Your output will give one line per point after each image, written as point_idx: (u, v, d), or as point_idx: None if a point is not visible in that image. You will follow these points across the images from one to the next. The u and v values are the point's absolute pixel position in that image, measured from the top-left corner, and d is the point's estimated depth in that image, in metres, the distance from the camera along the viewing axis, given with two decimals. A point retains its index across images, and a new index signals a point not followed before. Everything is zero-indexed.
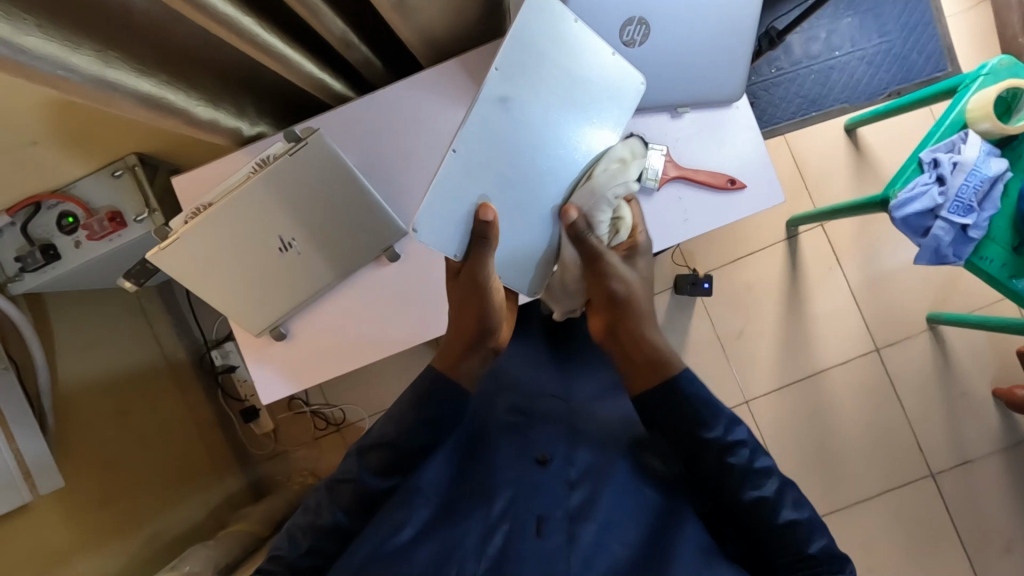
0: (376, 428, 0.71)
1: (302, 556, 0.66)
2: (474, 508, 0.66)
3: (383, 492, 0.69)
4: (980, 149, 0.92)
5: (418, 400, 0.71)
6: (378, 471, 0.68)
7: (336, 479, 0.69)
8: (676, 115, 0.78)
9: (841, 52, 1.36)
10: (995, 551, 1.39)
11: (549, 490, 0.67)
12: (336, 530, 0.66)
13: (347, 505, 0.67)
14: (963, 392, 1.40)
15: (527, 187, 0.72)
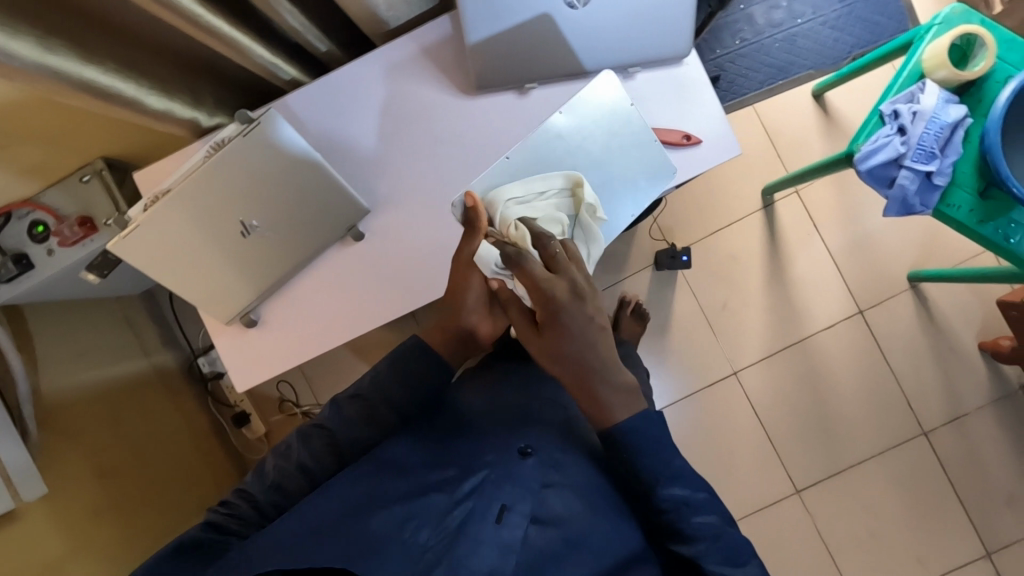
0: (357, 382, 0.81)
1: (265, 491, 0.73)
2: (443, 484, 0.71)
3: (352, 442, 0.78)
4: (939, 97, 0.93)
5: (398, 360, 0.80)
6: (350, 420, 0.78)
7: (313, 427, 0.78)
8: (628, 76, 0.75)
9: (803, 19, 1.38)
10: (994, 505, 1.40)
11: (520, 480, 0.72)
12: (303, 470, 0.75)
13: (318, 452, 0.76)
14: (951, 348, 1.40)
15: None
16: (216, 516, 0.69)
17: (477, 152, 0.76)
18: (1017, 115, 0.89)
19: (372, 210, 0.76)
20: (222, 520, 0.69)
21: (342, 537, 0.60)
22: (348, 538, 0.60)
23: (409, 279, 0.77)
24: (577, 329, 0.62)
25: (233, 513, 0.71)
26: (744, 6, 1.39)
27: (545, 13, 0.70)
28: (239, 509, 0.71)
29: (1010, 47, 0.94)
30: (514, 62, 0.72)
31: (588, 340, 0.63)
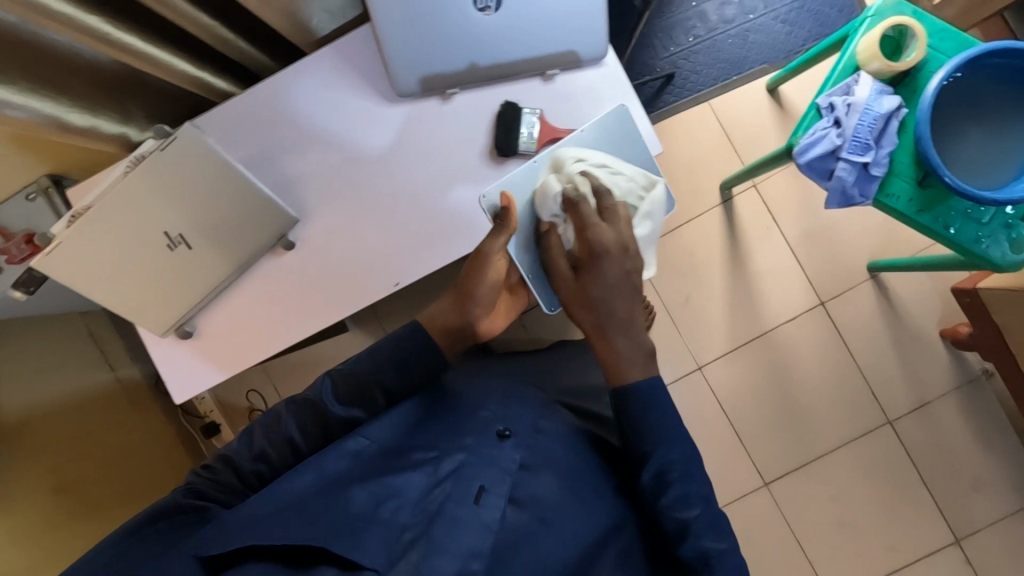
0: (353, 359, 0.81)
1: (249, 460, 0.76)
2: (422, 465, 0.72)
3: (339, 420, 0.78)
4: (872, 88, 0.94)
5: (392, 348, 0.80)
6: (342, 400, 0.79)
7: (305, 399, 0.79)
8: (548, 79, 0.75)
9: (755, 14, 1.39)
10: (962, 491, 1.40)
11: (497, 462, 0.72)
12: (290, 444, 0.77)
13: (304, 424, 0.78)
14: (912, 336, 1.41)
15: None
16: (199, 483, 0.73)
17: (408, 160, 0.76)
18: (946, 104, 0.90)
19: (302, 220, 0.77)
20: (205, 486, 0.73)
21: (321, 520, 0.61)
22: (326, 521, 0.61)
23: (337, 287, 0.78)
24: (610, 277, 0.67)
25: (217, 479, 0.75)
26: (696, 3, 1.40)
27: (456, 20, 0.70)
28: (221, 475, 0.75)
29: (943, 36, 0.95)
30: (431, 68, 0.72)
31: (619, 297, 0.68)
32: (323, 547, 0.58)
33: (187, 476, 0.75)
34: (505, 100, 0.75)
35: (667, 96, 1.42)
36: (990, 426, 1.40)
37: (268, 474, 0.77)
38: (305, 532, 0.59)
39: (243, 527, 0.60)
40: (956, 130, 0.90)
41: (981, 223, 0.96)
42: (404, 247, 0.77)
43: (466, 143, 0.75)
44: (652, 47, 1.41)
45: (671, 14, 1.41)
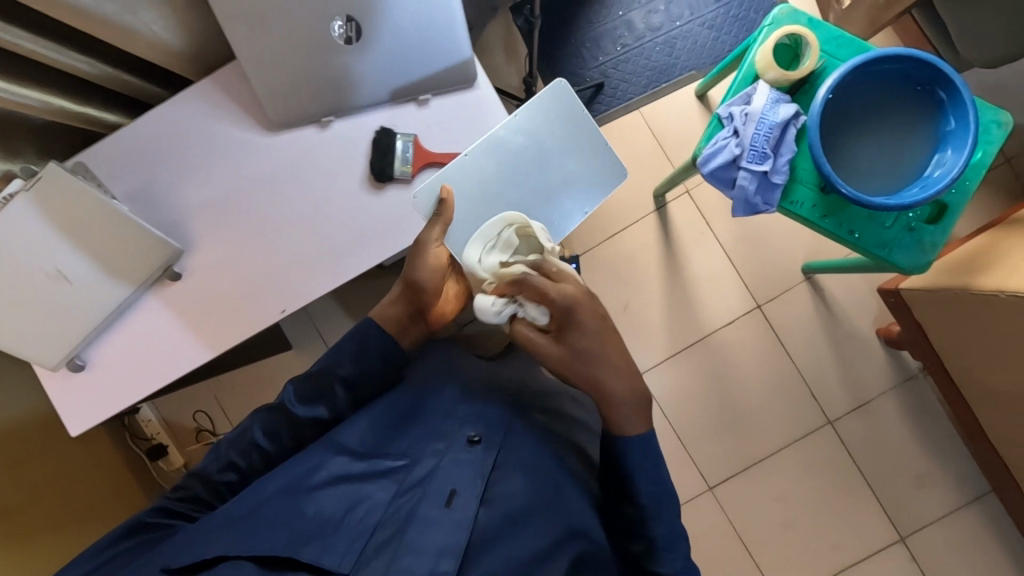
0: (321, 359, 0.84)
1: (220, 471, 0.80)
2: (393, 471, 0.73)
3: (306, 420, 0.82)
4: (768, 98, 0.94)
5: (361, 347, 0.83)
6: (303, 401, 0.81)
7: (273, 406, 0.82)
8: (421, 104, 0.76)
9: (681, 21, 1.39)
10: (904, 487, 1.41)
11: (468, 464, 0.70)
12: (258, 449, 0.80)
13: (272, 431, 0.81)
14: (848, 335, 1.42)
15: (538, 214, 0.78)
16: (167, 500, 0.78)
17: (291, 186, 0.77)
18: (836, 112, 0.92)
19: (187, 250, 0.78)
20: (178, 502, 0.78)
21: (287, 529, 0.65)
22: (292, 528, 0.65)
23: (226, 312, 0.78)
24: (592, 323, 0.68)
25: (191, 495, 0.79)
26: (622, 12, 1.41)
27: (321, 52, 0.71)
28: (192, 490, 0.80)
29: (839, 44, 0.96)
30: (305, 98, 0.74)
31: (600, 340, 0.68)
32: (289, 556, 0.62)
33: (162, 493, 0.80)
34: (380, 126, 0.76)
35: (598, 105, 1.42)
36: (929, 423, 1.40)
37: (241, 482, 0.81)
38: (272, 541, 0.64)
39: (207, 536, 0.66)
40: (846, 138, 0.92)
41: (885, 227, 0.97)
42: (291, 273, 0.77)
43: (345, 170, 0.76)
44: (581, 58, 1.42)
45: (598, 24, 1.42)
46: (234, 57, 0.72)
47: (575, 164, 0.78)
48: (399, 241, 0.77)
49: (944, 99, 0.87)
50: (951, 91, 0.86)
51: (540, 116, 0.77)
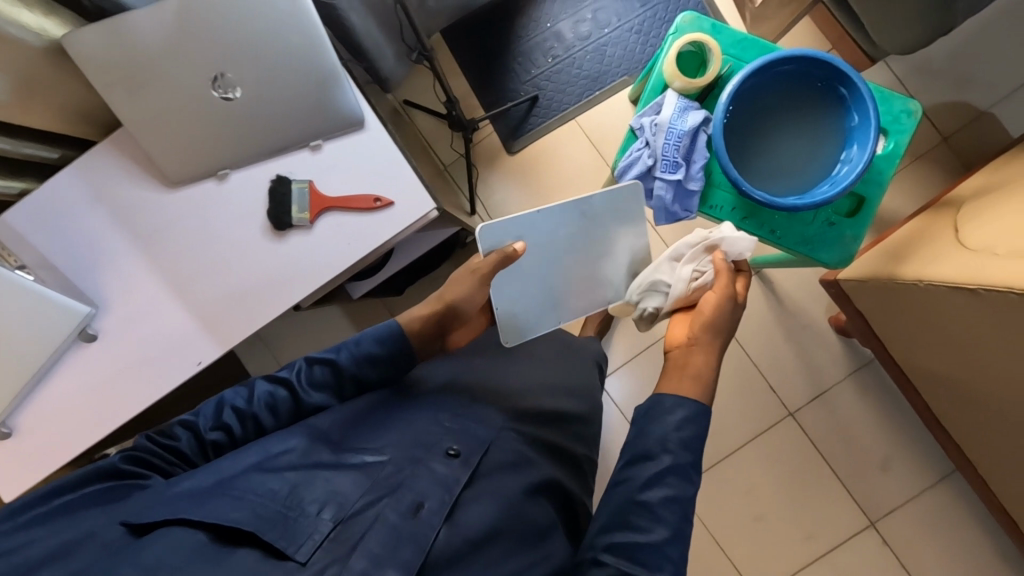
0: (331, 347, 0.84)
1: (210, 429, 0.76)
2: (364, 466, 0.72)
3: (311, 406, 0.81)
4: (675, 107, 0.95)
5: (375, 358, 0.84)
6: (316, 387, 0.81)
7: (280, 378, 0.81)
8: (314, 150, 0.76)
9: (609, 28, 1.40)
10: (868, 473, 1.40)
11: (438, 477, 0.71)
12: (257, 420, 0.78)
13: (273, 403, 0.79)
14: (801, 326, 1.42)
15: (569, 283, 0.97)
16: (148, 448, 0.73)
17: (197, 237, 0.78)
18: (744, 114, 0.93)
19: (99, 310, 0.79)
20: (156, 451, 0.73)
21: (253, 504, 0.63)
22: (258, 504, 0.63)
23: (146, 368, 0.79)
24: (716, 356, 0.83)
25: (172, 445, 0.75)
26: (550, 24, 1.42)
27: (203, 108, 0.73)
28: (179, 443, 0.75)
29: (744, 47, 0.97)
30: (199, 152, 0.75)
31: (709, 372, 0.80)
32: (255, 534, 0.60)
33: (140, 437, 0.74)
34: (276, 175, 0.76)
35: (534, 118, 1.43)
36: (888, 407, 1.40)
37: (227, 446, 0.78)
38: (242, 513, 0.61)
39: (178, 500, 0.63)
40: (750, 145, 0.94)
41: (806, 224, 0.97)
42: (213, 324, 0.79)
43: (248, 218, 0.78)
44: (513, 73, 1.43)
45: (527, 38, 1.42)
46: (119, 120, 0.74)
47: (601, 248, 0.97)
48: (312, 282, 0.77)
49: (845, 96, 0.89)
50: (850, 88, 0.87)
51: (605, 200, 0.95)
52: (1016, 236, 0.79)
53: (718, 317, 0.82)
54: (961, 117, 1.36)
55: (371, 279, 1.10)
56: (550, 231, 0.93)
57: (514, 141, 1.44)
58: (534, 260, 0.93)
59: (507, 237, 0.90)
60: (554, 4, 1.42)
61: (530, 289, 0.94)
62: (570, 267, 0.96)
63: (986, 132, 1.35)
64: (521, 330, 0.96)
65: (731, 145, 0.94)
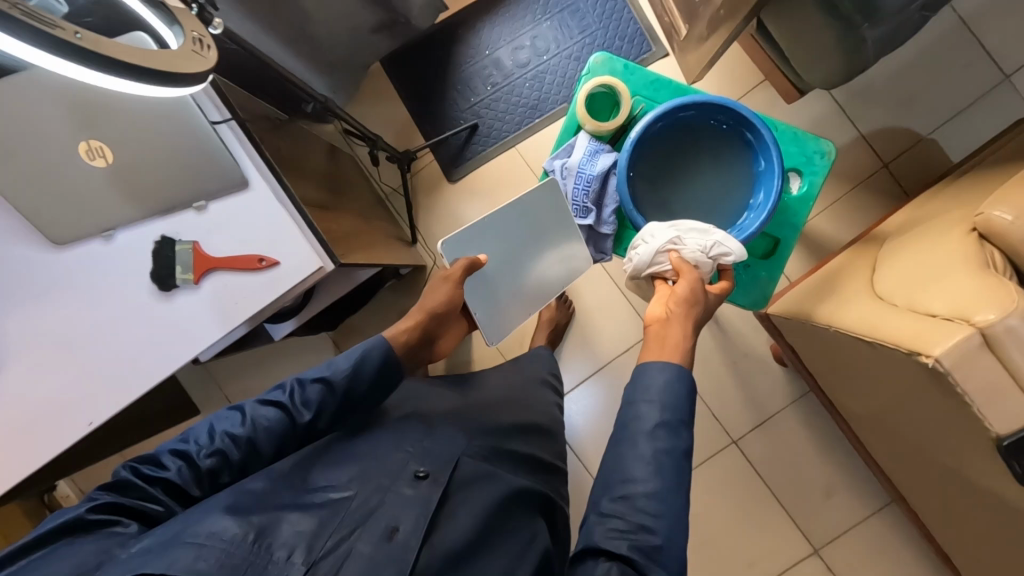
0: (326, 362, 0.78)
1: (205, 456, 0.71)
2: (329, 503, 0.69)
3: (307, 425, 0.76)
4: (585, 150, 0.94)
5: (373, 374, 0.78)
6: (312, 406, 0.76)
7: (272, 398, 0.75)
8: (200, 210, 0.76)
9: (547, 55, 1.39)
10: (813, 499, 1.39)
11: (407, 500, 0.70)
12: (252, 444, 0.73)
13: (267, 427, 0.74)
14: (743, 353, 1.42)
15: (526, 285, 0.96)
16: (134, 480, 0.67)
17: (85, 297, 0.78)
18: (656, 154, 0.93)
19: None
20: (142, 484, 0.68)
21: (218, 549, 0.58)
22: (223, 551, 0.58)
23: (35, 428, 0.78)
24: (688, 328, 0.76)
25: (160, 476, 0.69)
26: (489, 51, 1.41)
27: (81, 175, 0.73)
28: (170, 473, 0.70)
29: (657, 87, 0.96)
30: (83, 214, 0.75)
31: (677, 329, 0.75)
32: None
33: (124, 465, 0.69)
34: (162, 235, 0.76)
35: (474, 147, 1.42)
36: (831, 434, 1.40)
37: (223, 471, 0.72)
38: (207, 562, 0.56)
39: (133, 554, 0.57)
40: (662, 189, 0.94)
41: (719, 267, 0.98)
42: (104, 385, 0.78)
43: (134, 278, 0.77)
44: (452, 101, 1.42)
45: (466, 65, 1.41)
46: None
47: (549, 244, 0.95)
48: (200, 342, 0.77)
49: (752, 140, 0.89)
50: (755, 133, 0.87)
51: (540, 199, 0.93)
52: (916, 287, 0.79)
53: (694, 297, 0.78)
54: (899, 143, 1.35)
55: (292, 322, 1.06)
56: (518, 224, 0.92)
57: (454, 170, 1.43)
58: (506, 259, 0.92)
59: (471, 247, 0.89)
60: (492, 31, 1.40)
61: (506, 286, 0.93)
62: (550, 258, 0.96)
63: (924, 158, 1.34)
64: (500, 326, 0.94)
65: (651, 169, 0.93)
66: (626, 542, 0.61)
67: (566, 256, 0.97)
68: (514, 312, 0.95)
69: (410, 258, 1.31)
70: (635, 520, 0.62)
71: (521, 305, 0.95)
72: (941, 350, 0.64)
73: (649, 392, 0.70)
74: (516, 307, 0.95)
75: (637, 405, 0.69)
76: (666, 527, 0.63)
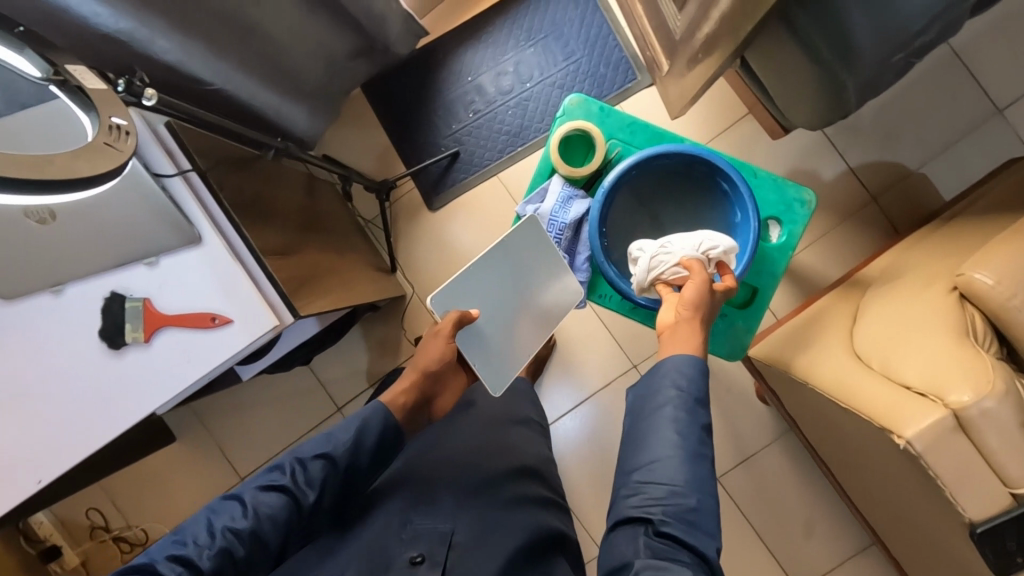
0: (323, 436, 0.75)
1: (208, 558, 0.66)
2: None
3: (311, 506, 0.72)
4: (558, 197, 0.92)
5: (377, 444, 0.77)
6: (315, 484, 0.72)
7: (274, 482, 0.71)
8: (151, 265, 0.74)
9: (531, 82, 1.36)
10: (796, 538, 1.37)
11: None
12: (257, 535, 0.68)
13: (274, 515, 0.69)
14: (727, 388, 1.40)
15: (524, 323, 0.90)
16: None
17: (30, 352, 0.75)
18: (630, 201, 0.92)
19: None
20: None
21: None
22: None
23: None
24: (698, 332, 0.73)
25: None
26: (471, 77, 1.38)
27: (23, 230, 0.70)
28: None
29: (633, 130, 0.94)
30: (29, 269, 0.73)
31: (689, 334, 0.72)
32: None
33: None
34: (111, 291, 0.74)
35: (455, 174, 1.39)
36: (816, 471, 1.37)
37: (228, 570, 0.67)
38: None
39: None
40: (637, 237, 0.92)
41: None
42: (52, 445, 0.75)
43: (82, 335, 0.75)
44: (433, 128, 1.39)
45: (448, 92, 1.39)
46: None
47: (542, 278, 0.91)
48: (149, 401, 0.74)
49: (728, 190, 0.87)
50: (731, 183, 0.86)
51: (524, 235, 0.88)
52: (892, 347, 0.76)
53: (702, 300, 0.75)
54: (888, 177, 1.32)
55: (260, 362, 1.01)
56: (512, 252, 0.88)
57: (435, 198, 1.40)
58: (513, 274, 0.89)
59: (462, 302, 0.86)
60: (475, 56, 1.38)
61: (517, 304, 0.89)
62: (545, 288, 0.91)
63: (914, 192, 1.31)
64: (503, 375, 0.87)
65: (636, 201, 0.92)
66: (660, 512, 0.61)
67: (562, 283, 0.91)
68: (517, 354, 0.89)
69: (387, 290, 1.29)
70: (665, 487, 0.62)
71: (521, 346, 0.89)
72: (913, 432, 0.62)
73: (666, 373, 0.69)
74: (517, 348, 0.89)
75: (651, 394, 0.69)
76: (696, 489, 0.62)
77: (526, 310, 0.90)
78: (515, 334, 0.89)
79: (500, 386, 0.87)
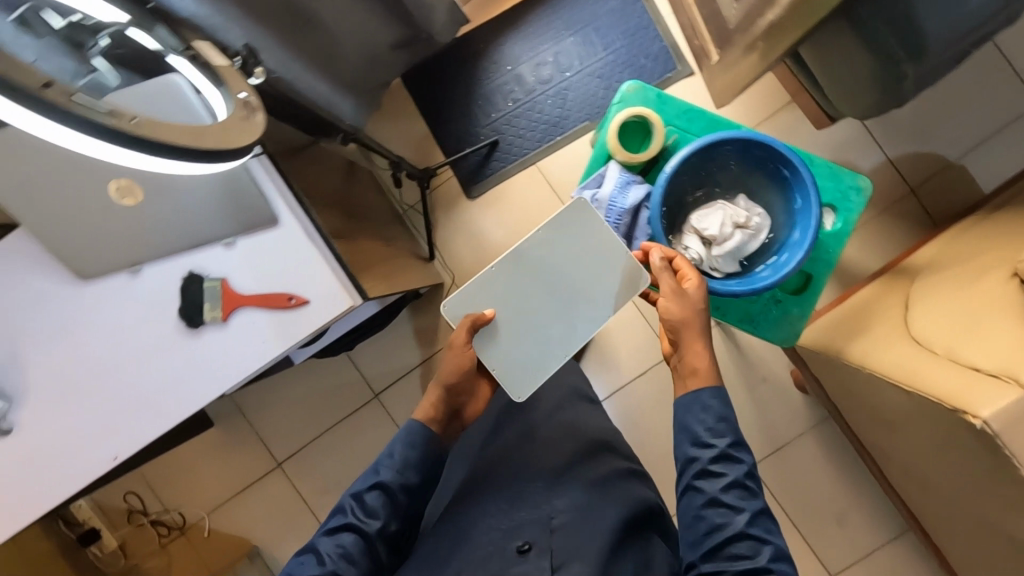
0: (370, 470, 0.79)
1: None
2: None
3: (379, 535, 0.76)
4: (616, 182, 0.92)
5: (422, 461, 0.80)
6: (376, 513, 0.76)
7: (340, 525, 0.76)
8: (228, 246, 0.75)
9: (571, 72, 1.37)
10: (828, 527, 1.38)
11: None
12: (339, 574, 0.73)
13: (348, 555, 0.74)
14: (763, 378, 1.41)
15: (557, 321, 0.85)
16: None
17: (109, 329, 0.77)
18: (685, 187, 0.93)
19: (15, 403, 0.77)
20: None
21: None
22: None
23: (65, 461, 0.76)
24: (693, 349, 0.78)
25: None
26: (511, 67, 1.38)
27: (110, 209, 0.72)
28: None
29: (690, 117, 0.95)
30: (113, 247, 0.74)
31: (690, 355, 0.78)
32: None
33: None
34: (189, 271, 0.76)
35: (494, 163, 1.40)
36: (848, 461, 1.38)
37: None
38: None
39: None
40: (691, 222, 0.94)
41: (751, 302, 0.96)
42: (131, 422, 0.76)
43: (161, 313, 0.76)
44: (473, 116, 1.40)
45: (488, 81, 1.39)
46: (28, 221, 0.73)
47: (584, 270, 0.85)
48: (226, 379, 0.75)
49: (789, 177, 0.88)
50: (792, 169, 0.87)
51: (559, 225, 0.85)
52: (952, 332, 0.78)
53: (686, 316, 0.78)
54: (926, 169, 1.33)
55: (313, 346, 1.00)
56: (545, 244, 0.85)
57: (474, 187, 1.41)
58: (554, 270, 0.84)
59: (478, 304, 0.85)
60: (515, 46, 1.38)
61: (553, 299, 0.85)
62: (586, 281, 0.84)
63: (951, 184, 1.32)
64: (525, 378, 0.85)
65: (691, 187, 0.94)
66: (732, 572, 0.69)
67: (608, 272, 0.84)
68: (546, 355, 0.85)
69: (428, 277, 1.29)
70: (737, 539, 0.70)
71: (552, 347, 0.85)
72: (989, 411, 0.64)
73: (696, 432, 0.75)
74: (545, 349, 0.85)
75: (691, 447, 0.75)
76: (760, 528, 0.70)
77: (560, 306, 0.84)
78: (546, 333, 0.85)
79: (521, 391, 0.85)
